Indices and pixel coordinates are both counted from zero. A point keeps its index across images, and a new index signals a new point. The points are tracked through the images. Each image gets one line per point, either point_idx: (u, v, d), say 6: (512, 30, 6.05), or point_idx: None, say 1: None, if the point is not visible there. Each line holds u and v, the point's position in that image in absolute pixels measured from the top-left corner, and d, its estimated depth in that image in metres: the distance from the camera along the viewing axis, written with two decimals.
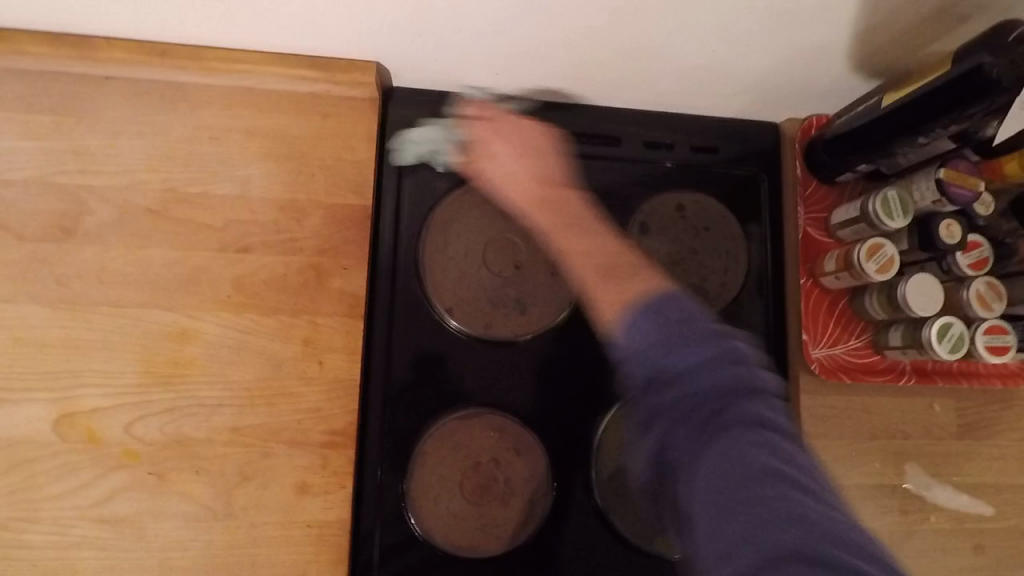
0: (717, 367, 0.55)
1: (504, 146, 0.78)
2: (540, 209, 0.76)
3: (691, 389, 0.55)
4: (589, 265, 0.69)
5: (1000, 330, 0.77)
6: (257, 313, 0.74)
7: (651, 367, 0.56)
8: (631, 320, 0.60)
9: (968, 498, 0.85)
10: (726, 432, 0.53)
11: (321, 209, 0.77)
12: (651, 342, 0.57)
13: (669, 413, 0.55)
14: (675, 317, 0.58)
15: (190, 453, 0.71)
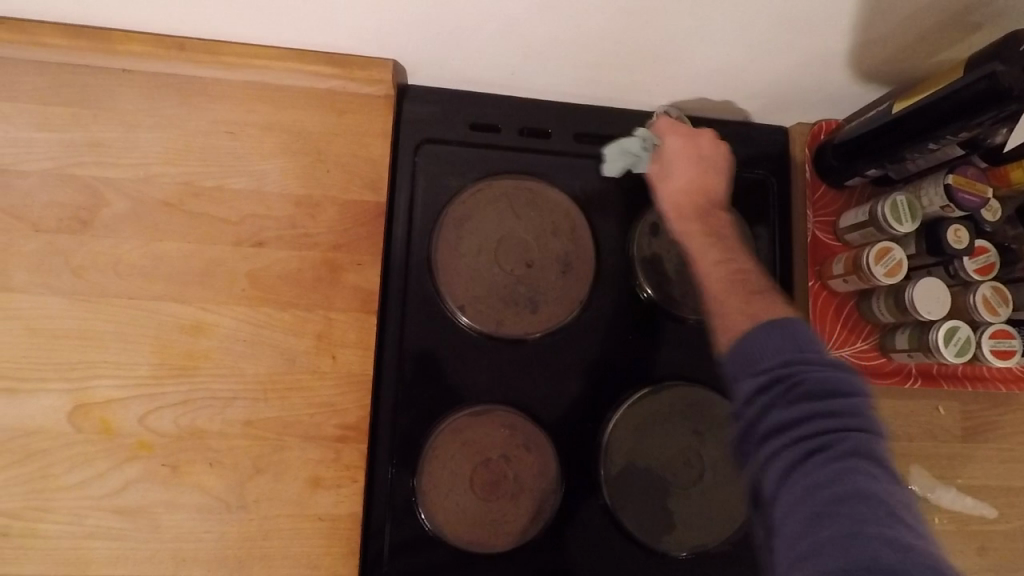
0: (828, 387, 0.55)
1: (682, 161, 0.78)
2: (682, 217, 0.76)
3: (801, 404, 0.55)
4: (722, 280, 0.68)
5: (1006, 334, 0.78)
6: (271, 307, 0.75)
7: (770, 372, 0.57)
8: (745, 335, 0.60)
9: (971, 500, 0.86)
10: (832, 451, 0.53)
11: (335, 205, 0.78)
12: (776, 354, 0.58)
13: (771, 424, 0.56)
14: (805, 336, 0.59)
15: (204, 444, 0.72)
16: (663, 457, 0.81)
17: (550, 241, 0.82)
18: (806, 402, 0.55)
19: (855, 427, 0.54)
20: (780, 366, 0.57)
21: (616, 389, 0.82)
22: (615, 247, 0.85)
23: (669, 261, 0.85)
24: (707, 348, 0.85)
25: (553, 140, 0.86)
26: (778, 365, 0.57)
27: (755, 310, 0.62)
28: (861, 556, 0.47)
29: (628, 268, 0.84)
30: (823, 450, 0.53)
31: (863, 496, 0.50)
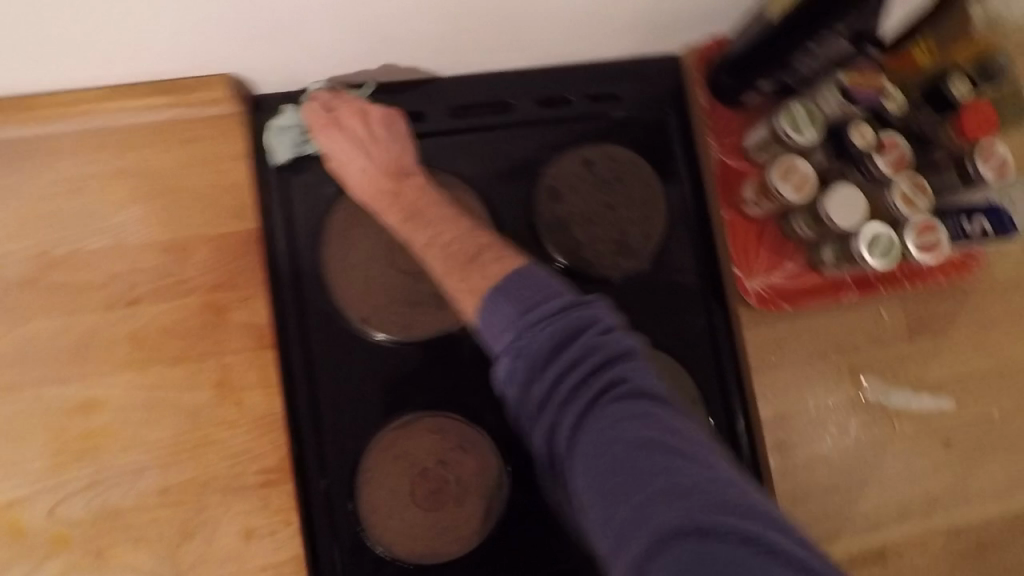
0: (565, 336, 0.56)
1: (344, 138, 0.72)
2: (382, 202, 0.71)
3: (568, 365, 0.55)
4: (439, 257, 0.67)
5: (930, 227, 0.74)
6: (161, 365, 0.70)
7: (515, 350, 0.57)
8: (483, 316, 0.60)
9: (928, 397, 0.84)
10: (603, 406, 0.54)
11: (206, 243, 0.72)
12: (504, 328, 0.58)
13: (547, 393, 0.56)
14: (527, 295, 0.58)
15: (122, 523, 0.68)
16: None
17: None
18: (567, 362, 0.55)
19: (616, 368, 0.56)
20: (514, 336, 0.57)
21: None
22: (516, 221, 0.80)
23: (573, 223, 0.80)
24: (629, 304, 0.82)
25: (429, 122, 0.79)
26: (511, 338, 0.57)
27: (476, 278, 0.62)
28: (650, 506, 0.48)
29: (534, 240, 0.79)
30: (596, 404, 0.54)
31: (635, 440, 0.51)
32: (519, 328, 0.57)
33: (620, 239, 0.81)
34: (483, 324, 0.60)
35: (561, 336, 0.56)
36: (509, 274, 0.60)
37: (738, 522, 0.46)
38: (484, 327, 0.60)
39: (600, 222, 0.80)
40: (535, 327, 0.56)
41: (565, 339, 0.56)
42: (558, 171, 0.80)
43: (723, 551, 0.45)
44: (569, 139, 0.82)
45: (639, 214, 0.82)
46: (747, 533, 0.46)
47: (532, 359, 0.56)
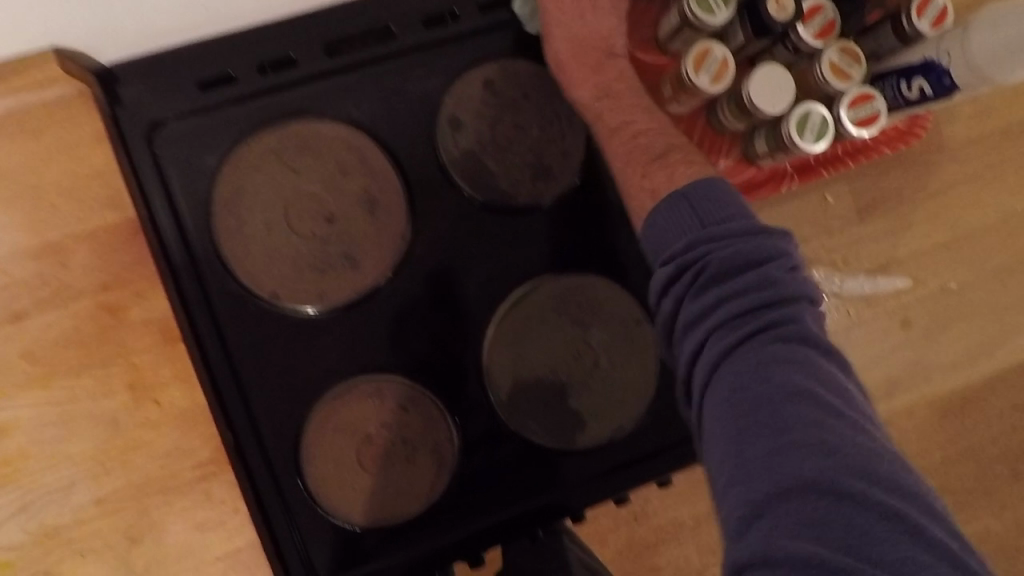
0: (737, 262, 0.51)
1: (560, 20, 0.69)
2: (578, 72, 0.70)
3: (736, 286, 0.50)
4: (624, 152, 0.68)
5: (865, 98, 0.68)
6: (66, 377, 0.66)
7: (678, 264, 0.53)
8: (656, 222, 0.58)
9: (882, 278, 0.81)
10: (763, 344, 0.48)
11: (82, 241, 0.66)
12: (678, 239, 0.55)
13: (699, 314, 0.51)
14: (700, 213, 0.55)
15: (65, 539, 0.66)
16: (550, 357, 0.75)
17: (342, 182, 0.71)
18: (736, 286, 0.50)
19: (786, 307, 0.49)
20: (687, 251, 0.54)
21: (479, 311, 0.74)
22: (421, 161, 0.73)
23: (484, 154, 0.74)
24: (563, 229, 0.75)
25: (301, 66, 0.71)
26: (683, 250, 0.54)
27: (660, 187, 0.62)
28: (785, 451, 0.43)
29: (445, 178, 0.73)
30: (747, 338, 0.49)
31: (790, 387, 0.46)
32: (695, 247, 0.53)
33: (537, 162, 0.75)
34: (658, 230, 0.57)
35: (736, 258, 0.51)
36: (687, 190, 0.56)
37: (888, 498, 0.41)
38: (655, 233, 0.57)
39: (513, 147, 0.74)
40: (710, 247, 0.52)
41: (740, 259, 0.51)
42: (456, 98, 0.73)
43: (860, 520, 0.40)
44: (463, 60, 0.74)
45: (554, 131, 0.75)
46: (904, 521, 0.40)
47: (691, 276, 0.52)
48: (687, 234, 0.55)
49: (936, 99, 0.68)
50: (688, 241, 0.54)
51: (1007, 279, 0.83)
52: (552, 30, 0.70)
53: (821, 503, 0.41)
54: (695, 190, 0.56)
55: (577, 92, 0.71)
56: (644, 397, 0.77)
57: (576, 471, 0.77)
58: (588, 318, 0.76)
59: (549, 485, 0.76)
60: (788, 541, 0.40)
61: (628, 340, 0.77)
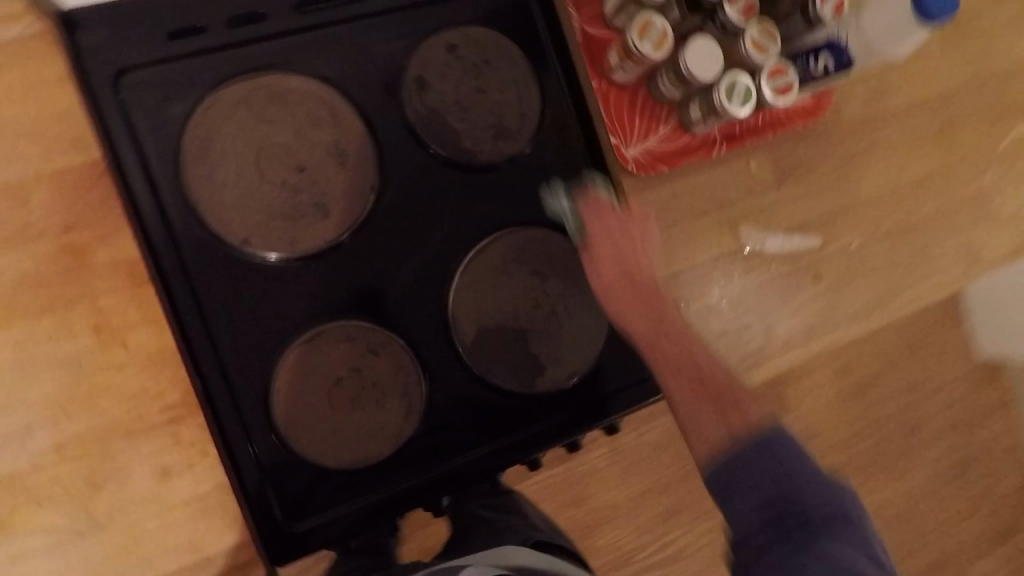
0: (812, 495, 0.59)
1: (606, 254, 0.76)
2: (624, 296, 0.75)
3: (824, 544, 0.57)
4: (689, 386, 0.70)
5: (781, 70, 0.78)
6: (25, 320, 0.65)
7: (755, 492, 0.60)
8: (736, 463, 0.62)
9: (798, 238, 0.92)
10: (835, 547, 0.56)
11: (44, 180, 0.65)
12: (762, 484, 0.60)
13: (770, 531, 0.59)
14: (781, 466, 0.61)
15: (22, 486, 0.64)
16: (510, 305, 0.80)
17: (312, 135, 0.74)
18: (817, 523, 0.58)
19: (854, 541, 0.57)
20: (770, 491, 0.60)
21: (444, 261, 0.79)
22: (388, 118, 0.77)
23: (448, 113, 0.78)
24: (523, 188, 0.81)
25: (271, 21, 0.73)
26: (768, 491, 0.60)
27: (734, 423, 0.65)
28: None
29: (411, 135, 0.77)
30: (815, 555, 0.56)
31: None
32: (777, 494, 0.59)
33: (498, 124, 0.80)
34: (732, 463, 0.62)
35: (819, 514, 0.58)
36: (763, 438, 0.62)
37: None
38: (731, 469, 0.62)
39: (476, 109, 0.79)
40: (791, 484, 0.60)
41: (818, 510, 0.58)
42: (422, 60, 0.78)
43: None
44: (429, 25, 0.78)
45: (512, 96, 0.81)
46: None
47: (769, 500, 0.59)
48: (778, 485, 0.60)
49: (840, 70, 0.80)
50: (771, 483, 0.60)
51: (896, 240, 0.97)
52: (597, 259, 0.76)
53: None
54: (776, 447, 0.62)
55: (609, 296, 0.75)
56: (597, 341, 0.83)
57: (535, 414, 0.82)
58: (545, 269, 0.82)
59: (512, 423, 0.81)
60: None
61: (581, 289, 0.83)
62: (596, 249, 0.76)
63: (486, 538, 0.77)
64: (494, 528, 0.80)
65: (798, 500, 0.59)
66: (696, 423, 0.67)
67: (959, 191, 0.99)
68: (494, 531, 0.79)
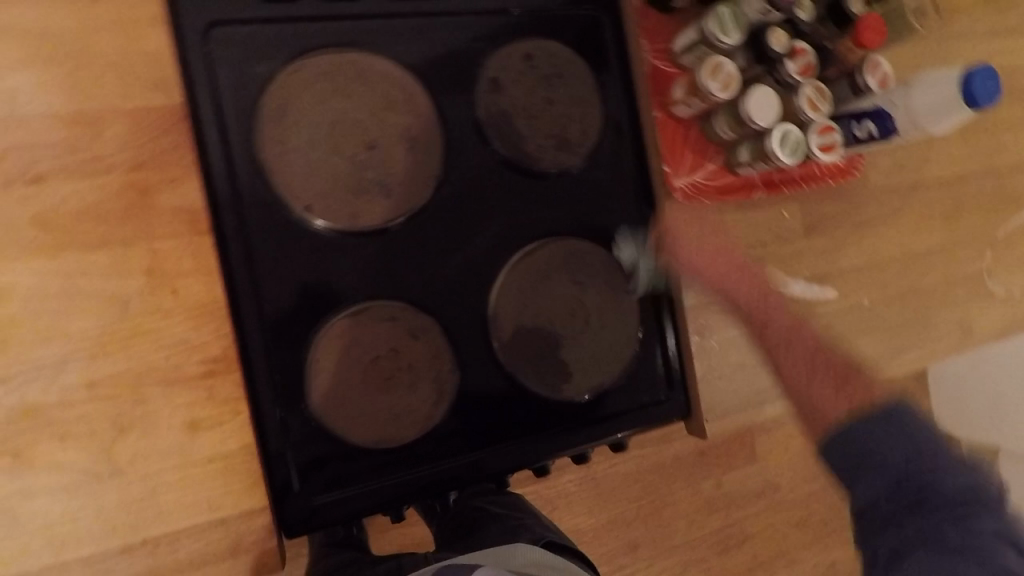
0: (965, 504, 0.55)
1: (684, 248, 0.83)
2: (721, 274, 0.82)
3: (957, 513, 0.55)
4: (806, 360, 0.73)
5: (828, 130, 0.84)
6: (79, 251, 0.63)
7: (885, 464, 0.58)
8: (850, 436, 0.61)
9: (818, 287, 0.98)
10: (972, 542, 0.53)
11: (122, 116, 0.64)
12: (889, 454, 0.58)
13: (895, 509, 0.57)
14: (913, 447, 0.58)
15: (45, 420, 0.62)
16: (547, 309, 0.83)
17: (386, 116, 0.75)
18: (950, 508, 0.55)
19: (995, 515, 0.55)
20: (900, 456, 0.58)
21: (491, 258, 0.80)
22: (459, 113, 0.79)
23: (517, 117, 0.81)
24: (574, 200, 0.84)
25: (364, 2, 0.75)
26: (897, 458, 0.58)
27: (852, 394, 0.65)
28: None
29: (478, 132, 0.80)
30: (950, 540, 0.54)
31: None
32: (906, 455, 0.58)
33: (560, 135, 0.83)
34: (848, 435, 0.61)
35: (961, 492, 0.55)
36: (889, 410, 0.61)
37: None
38: (852, 435, 0.61)
39: (542, 117, 0.82)
40: (920, 457, 0.57)
41: (964, 497, 0.55)
42: (500, 64, 0.81)
43: None
44: (510, 33, 0.82)
45: (577, 112, 0.84)
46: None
47: (897, 488, 0.57)
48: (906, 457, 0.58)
49: (880, 138, 0.85)
50: (898, 459, 0.58)
51: (900, 304, 1.03)
52: (676, 254, 0.83)
53: None
54: (896, 420, 0.60)
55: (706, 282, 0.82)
56: (622, 357, 0.86)
57: (555, 420, 0.83)
58: (585, 280, 0.84)
59: (532, 426, 0.82)
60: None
61: (614, 305, 0.86)
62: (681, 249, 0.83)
63: (499, 532, 0.82)
64: (505, 524, 0.84)
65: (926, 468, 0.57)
66: (826, 401, 0.65)
67: (963, 268, 1.06)
68: (506, 527, 0.83)
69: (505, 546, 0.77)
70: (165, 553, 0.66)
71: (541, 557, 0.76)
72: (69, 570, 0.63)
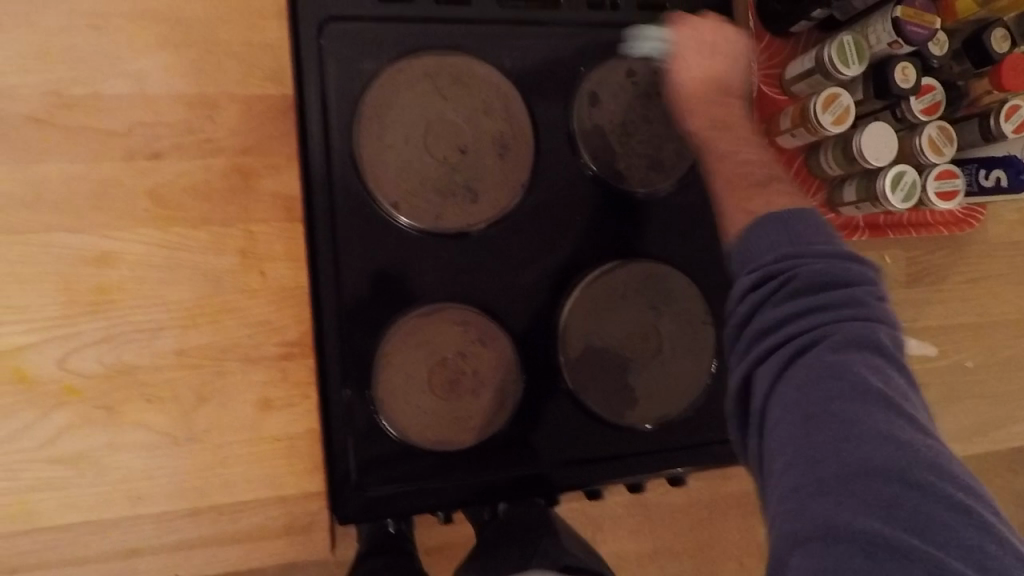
0: (818, 285, 0.59)
1: (686, 33, 0.77)
2: (699, 103, 0.76)
3: (817, 309, 0.59)
4: (726, 172, 0.73)
5: (949, 175, 0.77)
6: (183, 227, 0.67)
7: (766, 268, 0.63)
8: (746, 238, 0.66)
9: (915, 340, 0.89)
10: (821, 362, 0.57)
11: (236, 102, 0.68)
12: (763, 261, 0.63)
13: (770, 310, 0.61)
14: (776, 241, 0.64)
15: (137, 381, 0.67)
16: (620, 333, 0.80)
17: (482, 120, 0.76)
18: (811, 301, 0.59)
19: (855, 324, 0.59)
20: (773, 265, 0.63)
21: (569, 273, 0.79)
22: (554, 123, 0.78)
23: (611, 134, 0.79)
24: (662, 222, 0.81)
25: (474, 8, 0.76)
26: (772, 264, 0.63)
27: (753, 207, 0.69)
28: (844, 474, 0.52)
29: (570, 145, 0.79)
30: (821, 343, 0.58)
31: (863, 391, 0.55)
32: (776, 261, 0.62)
33: (653, 156, 0.81)
34: (741, 240, 0.67)
35: (820, 283, 0.59)
36: (778, 215, 0.65)
37: (950, 492, 0.50)
38: (741, 247, 0.65)
39: (637, 136, 0.80)
40: (788, 269, 0.61)
41: (817, 288, 0.59)
42: (600, 78, 0.79)
43: (922, 507, 0.49)
44: (615, 48, 0.80)
45: (675, 133, 0.81)
46: (955, 502, 0.50)
47: (763, 286, 0.62)
48: (774, 251, 0.63)
49: (1007, 192, 0.80)
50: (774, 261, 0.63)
51: (1013, 370, 0.92)
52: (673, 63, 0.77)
53: (891, 496, 0.50)
54: (796, 217, 0.64)
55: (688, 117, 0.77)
56: (694, 391, 0.82)
57: (615, 446, 0.81)
58: (663, 306, 0.81)
59: (591, 449, 0.80)
60: (842, 513, 0.50)
61: (692, 335, 0.82)
62: (681, 56, 0.77)
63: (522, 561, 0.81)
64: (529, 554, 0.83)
65: (793, 260, 0.60)
66: (729, 210, 0.71)
67: None
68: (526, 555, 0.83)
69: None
70: (226, 522, 0.69)
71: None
72: (141, 522, 0.67)
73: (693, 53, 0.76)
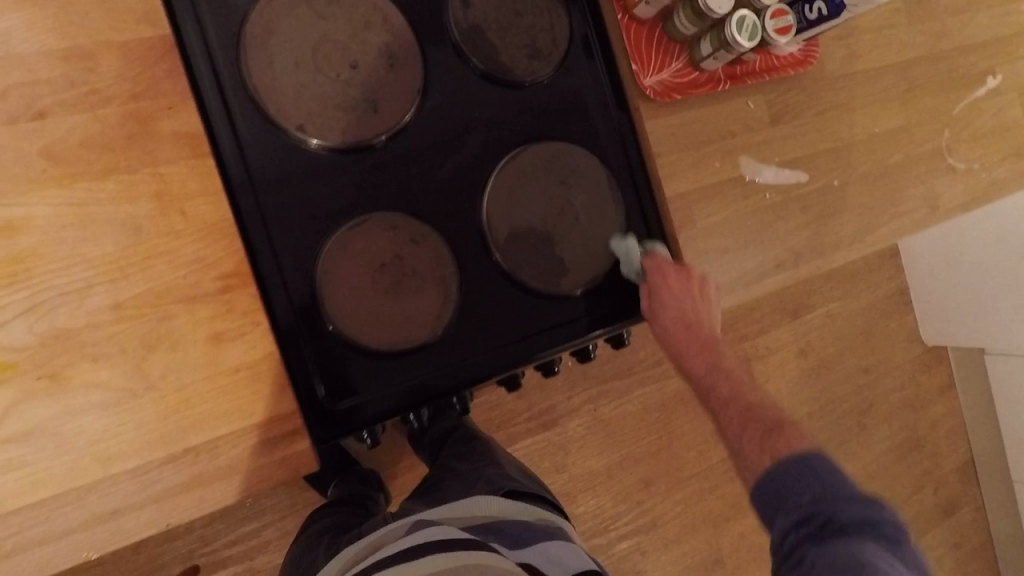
0: (856, 520, 0.64)
1: (670, 300, 0.88)
2: (686, 349, 0.89)
3: (850, 535, 0.63)
4: (740, 420, 0.82)
5: (780, 13, 0.91)
6: (89, 181, 0.66)
7: (807, 501, 0.67)
8: (770, 477, 0.72)
9: (788, 172, 1.02)
10: (846, 547, 0.61)
11: (113, 49, 0.67)
12: (795, 491, 0.69)
13: (810, 528, 0.65)
14: (811, 480, 0.69)
15: (78, 343, 0.66)
16: (538, 213, 0.87)
17: (365, 35, 0.79)
18: (850, 527, 0.64)
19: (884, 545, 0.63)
20: (810, 502, 0.67)
21: (479, 166, 0.85)
22: (433, 29, 0.83)
23: (488, 30, 0.85)
24: (552, 106, 0.89)
25: None
26: (809, 502, 0.67)
27: (777, 450, 0.75)
28: None
29: (452, 46, 0.83)
30: (865, 549, 0.61)
31: None
32: (814, 499, 0.67)
33: (531, 45, 0.87)
34: (771, 476, 0.72)
35: (857, 516, 0.65)
36: (804, 457, 0.71)
37: None
38: (772, 480, 0.72)
39: (512, 29, 0.86)
40: (827, 502, 0.66)
41: (854, 530, 0.64)
42: None
43: None
44: None
45: (545, 22, 0.88)
46: None
47: (803, 508, 0.67)
48: (809, 492, 0.68)
49: (829, 19, 0.92)
50: (804, 485, 0.69)
51: (866, 182, 1.08)
52: (657, 310, 0.89)
53: None
54: (817, 461, 0.71)
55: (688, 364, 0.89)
56: (615, 249, 0.90)
57: (557, 315, 0.88)
58: (570, 180, 0.88)
59: (535, 324, 0.87)
60: None
61: (602, 200, 0.90)
62: (664, 311, 0.88)
63: (469, 489, 0.98)
64: (476, 481, 1.00)
65: (830, 498, 0.66)
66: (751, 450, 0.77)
67: (918, 145, 1.12)
68: (471, 484, 0.99)
69: (468, 502, 0.91)
70: (205, 461, 0.70)
71: (503, 504, 0.91)
72: (116, 481, 0.66)
73: (671, 300, 0.88)
